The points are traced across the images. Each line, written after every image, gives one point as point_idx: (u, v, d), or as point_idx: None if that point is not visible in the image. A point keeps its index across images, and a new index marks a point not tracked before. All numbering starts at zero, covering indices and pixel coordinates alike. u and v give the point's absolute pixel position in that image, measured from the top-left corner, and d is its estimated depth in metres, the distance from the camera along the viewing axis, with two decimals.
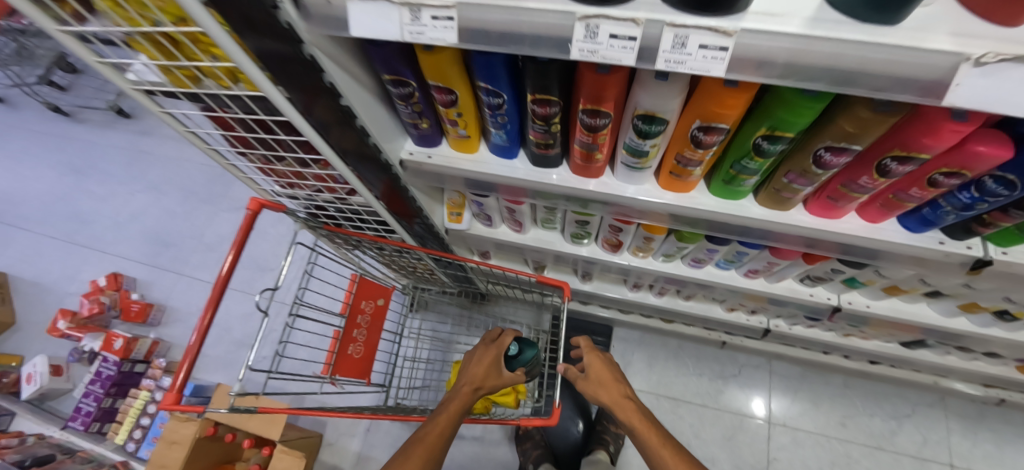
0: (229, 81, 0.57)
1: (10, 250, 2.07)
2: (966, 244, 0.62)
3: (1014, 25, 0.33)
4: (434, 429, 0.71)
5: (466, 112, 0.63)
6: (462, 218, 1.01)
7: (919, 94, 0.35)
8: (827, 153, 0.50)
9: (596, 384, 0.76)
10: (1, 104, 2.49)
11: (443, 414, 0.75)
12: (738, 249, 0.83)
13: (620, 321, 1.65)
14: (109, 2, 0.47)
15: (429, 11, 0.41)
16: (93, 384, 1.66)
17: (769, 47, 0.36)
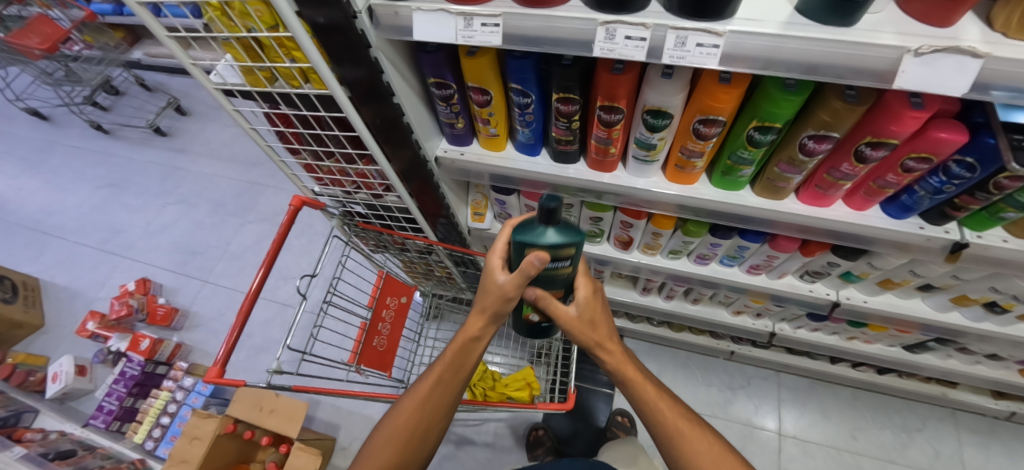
0: (301, 81, 0.68)
1: (45, 256, 2.18)
2: (944, 229, 0.69)
3: (946, 25, 0.44)
4: (427, 383, 0.73)
5: (498, 112, 0.73)
6: (484, 218, 1.10)
7: (875, 80, 0.45)
8: (810, 141, 0.59)
9: (585, 327, 0.69)
10: (47, 122, 2.67)
11: (439, 366, 0.74)
12: (739, 244, 0.91)
13: (629, 330, 1.69)
14: (218, 12, 0.58)
15: (480, 19, 0.51)
16: (117, 384, 1.72)
17: (753, 45, 0.46)
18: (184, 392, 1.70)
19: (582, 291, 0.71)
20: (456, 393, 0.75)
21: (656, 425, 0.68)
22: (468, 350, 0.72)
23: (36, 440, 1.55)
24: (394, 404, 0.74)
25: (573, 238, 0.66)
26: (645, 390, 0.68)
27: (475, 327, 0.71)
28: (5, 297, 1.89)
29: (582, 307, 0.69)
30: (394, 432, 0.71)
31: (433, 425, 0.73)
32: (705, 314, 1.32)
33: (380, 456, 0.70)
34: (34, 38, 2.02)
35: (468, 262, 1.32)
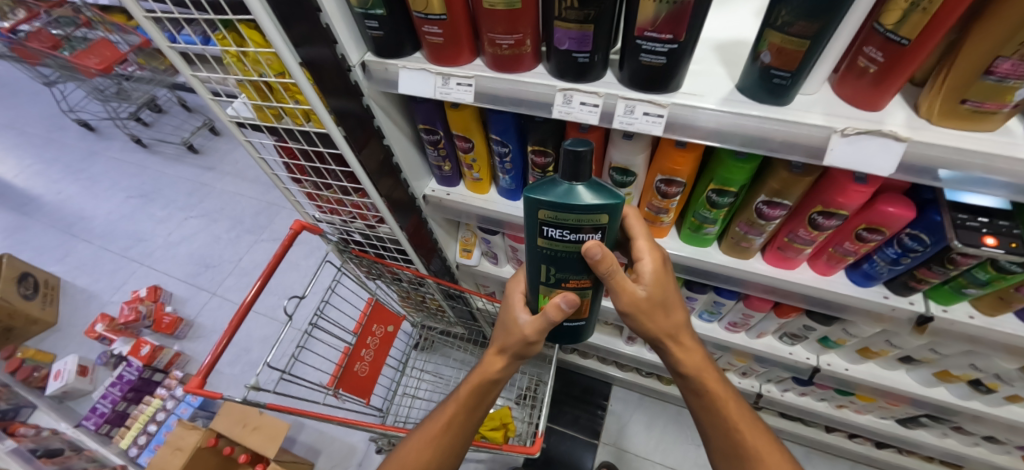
0: (303, 120, 0.75)
1: (70, 259, 2.30)
2: (909, 300, 0.70)
3: (872, 109, 0.48)
4: (441, 418, 0.76)
5: (480, 158, 0.78)
6: (471, 254, 1.14)
7: (806, 155, 0.48)
8: (765, 206, 0.62)
9: (656, 311, 0.61)
10: (95, 134, 2.89)
11: (454, 402, 0.76)
12: (715, 299, 0.92)
13: (620, 379, 1.63)
14: (235, 58, 0.67)
15: (456, 79, 0.57)
16: (114, 387, 1.78)
17: (694, 118, 0.50)
18: (175, 401, 1.74)
19: (648, 264, 0.61)
20: (468, 435, 0.77)
21: (729, 441, 0.66)
22: (486, 391, 0.74)
23: (28, 436, 1.58)
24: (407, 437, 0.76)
25: (610, 200, 0.57)
26: (725, 404, 0.66)
27: (494, 367, 0.73)
28: (26, 293, 2.00)
29: (648, 288, 0.60)
30: (406, 461, 0.73)
31: (448, 457, 0.75)
32: None
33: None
34: (94, 59, 2.23)
35: (459, 297, 1.35)
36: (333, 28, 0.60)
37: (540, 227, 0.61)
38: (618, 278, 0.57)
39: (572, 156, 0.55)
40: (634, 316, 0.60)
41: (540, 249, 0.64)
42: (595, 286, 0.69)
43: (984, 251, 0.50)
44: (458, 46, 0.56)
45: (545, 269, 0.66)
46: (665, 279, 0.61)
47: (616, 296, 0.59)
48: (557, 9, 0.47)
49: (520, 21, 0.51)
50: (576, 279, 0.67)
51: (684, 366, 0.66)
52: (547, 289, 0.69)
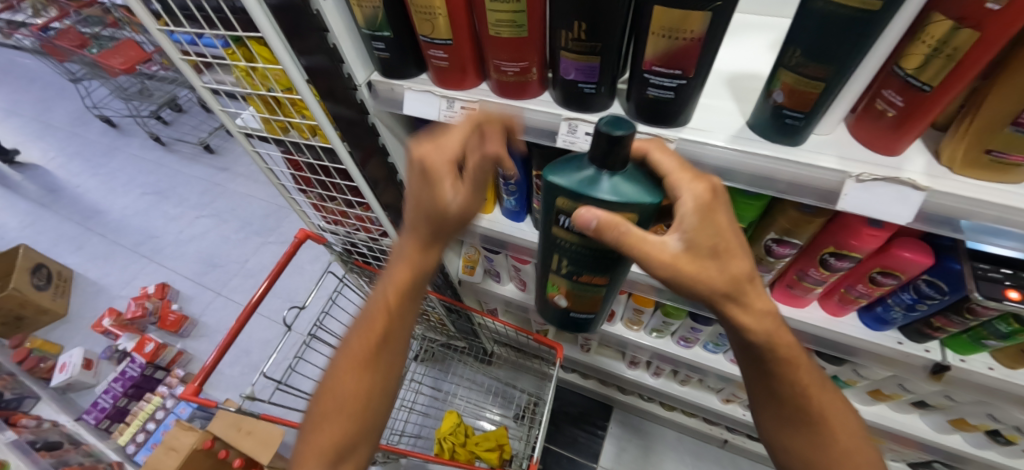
0: (309, 134, 0.76)
1: (83, 251, 2.33)
2: (924, 347, 0.67)
3: (890, 153, 0.45)
4: (365, 332, 0.62)
5: (485, 179, 0.77)
6: (474, 271, 1.12)
7: (819, 199, 0.47)
8: (774, 244, 0.60)
9: (706, 263, 0.44)
10: (116, 130, 2.95)
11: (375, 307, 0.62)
12: (721, 332, 0.89)
13: (620, 402, 1.59)
14: (244, 73, 0.68)
15: (461, 103, 0.57)
16: (115, 382, 1.79)
17: (701, 153, 0.49)
18: (174, 400, 1.75)
19: (686, 203, 0.44)
20: (401, 347, 0.64)
21: (789, 406, 0.60)
22: (415, 284, 0.60)
23: (29, 427, 1.58)
24: (335, 361, 0.63)
25: (644, 198, 0.46)
26: (799, 372, 0.57)
27: (415, 263, 0.58)
28: (39, 284, 2.04)
29: (688, 237, 0.43)
30: (337, 389, 0.62)
31: (388, 373, 0.64)
32: (694, 397, 1.27)
33: (344, 409, 0.61)
34: (118, 58, 2.29)
35: (459, 312, 1.34)
36: (339, 47, 0.59)
37: (555, 215, 0.52)
38: (632, 239, 0.43)
39: (606, 143, 0.44)
40: (678, 266, 0.43)
41: (553, 238, 0.56)
42: (609, 286, 0.60)
43: (1006, 304, 0.48)
44: (464, 70, 0.55)
45: (557, 260, 0.59)
46: (712, 220, 0.44)
47: (641, 263, 0.44)
48: (563, 40, 0.46)
49: (526, 49, 0.50)
50: (589, 275, 0.58)
51: (756, 334, 0.51)
52: (557, 278, 0.62)
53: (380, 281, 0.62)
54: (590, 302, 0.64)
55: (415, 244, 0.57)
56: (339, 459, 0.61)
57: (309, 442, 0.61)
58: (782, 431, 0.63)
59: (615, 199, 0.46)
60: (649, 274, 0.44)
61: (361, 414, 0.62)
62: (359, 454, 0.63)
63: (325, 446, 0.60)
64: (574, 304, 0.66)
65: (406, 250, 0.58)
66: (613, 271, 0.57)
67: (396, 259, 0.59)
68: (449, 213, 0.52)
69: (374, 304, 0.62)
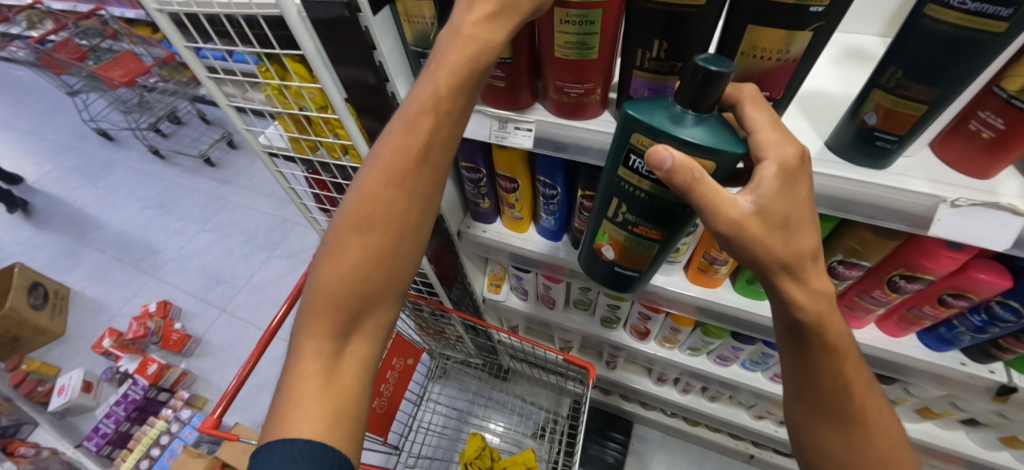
0: (340, 153, 0.73)
1: (81, 269, 2.27)
2: (988, 368, 0.64)
3: (983, 177, 0.43)
4: (373, 188, 0.45)
5: (524, 199, 0.75)
6: (500, 289, 1.10)
7: (908, 224, 0.45)
8: (840, 266, 0.58)
9: (772, 234, 0.37)
10: (113, 143, 2.90)
11: (386, 156, 0.46)
12: (763, 351, 0.87)
13: (642, 418, 1.55)
14: (276, 92, 0.65)
15: (514, 123, 0.55)
16: (117, 406, 1.73)
17: None
18: (179, 424, 1.69)
19: (770, 167, 0.37)
20: (423, 215, 0.48)
21: (826, 394, 0.47)
22: (444, 121, 0.45)
23: (28, 456, 1.50)
24: (356, 177, 0.47)
25: (727, 146, 0.39)
26: (841, 361, 0.45)
27: (483, 35, 0.42)
28: (36, 303, 1.97)
29: (763, 201, 0.37)
30: (342, 267, 0.45)
31: (426, 204, 0.48)
32: (724, 413, 1.23)
33: (371, 238, 0.46)
34: (118, 71, 2.24)
35: (480, 330, 1.32)
36: (385, 65, 0.56)
37: (626, 153, 0.46)
38: (705, 190, 0.37)
39: (700, 81, 0.37)
40: (744, 230, 0.37)
41: (619, 182, 0.49)
42: (665, 244, 0.53)
43: None
44: (519, 91, 0.52)
45: (616, 204, 0.52)
46: (793, 190, 0.37)
47: (706, 221, 0.38)
48: (639, 59, 0.44)
49: (590, 69, 0.47)
50: (647, 227, 0.51)
51: (805, 312, 0.41)
52: (611, 226, 0.56)
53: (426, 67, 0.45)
54: (641, 261, 0.57)
55: (484, 9, 0.42)
56: (361, 306, 0.46)
57: (322, 279, 0.45)
58: (814, 423, 0.49)
59: (697, 141, 0.40)
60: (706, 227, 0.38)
61: (391, 250, 0.46)
62: (381, 313, 0.48)
63: (344, 286, 0.45)
64: (623, 259, 0.59)
65: (474, 12, 0.42)
66: (675, 226, 0.50)
67: (452, 33, 0.43)
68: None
69: (415, 100, 0.45)
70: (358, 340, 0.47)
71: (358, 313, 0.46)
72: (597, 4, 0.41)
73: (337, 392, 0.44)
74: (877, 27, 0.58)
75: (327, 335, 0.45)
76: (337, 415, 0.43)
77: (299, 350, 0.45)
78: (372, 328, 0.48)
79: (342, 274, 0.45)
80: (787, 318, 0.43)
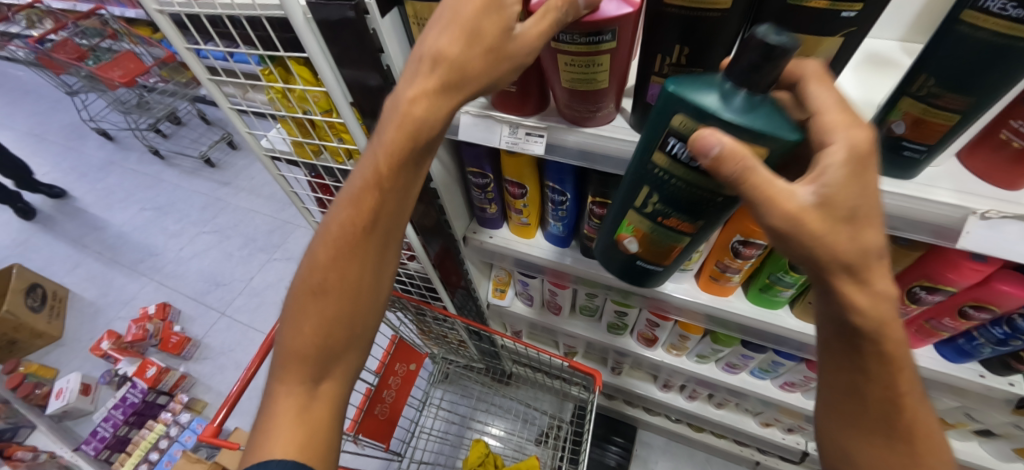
0: (344, 158, 0.71)
1: (79, 271, 2.25)
2: (1007, 380, 0.62)
3: (1013, 188, 0.41)
4: (325, 257, 0.48)
5: (531, 205, 0.73)
6: (505, 295, 1.08)
7: (934, 235, 0.43)
8: None
9: (840, 227, 0.34)
10: (113, 144, 2.88)
11: (336, 229, 0.48)
12: (773, 359, 0.85)
13: (646, 423, 1.53)
14: (280, 95, 0.63)
15: (525, 128, 0.54)
16: (115, 410, 1.70)
17: None
18: (179, 428, 1.67)
19: (837, 153, 0.33)
20: (378, 274, 0.50)
21: (870, 404, 0.43)
22: (389, 192, 0.46)
23: (25, 461, 1.48)
24: (312, 245, 0.49)
25: (783, 131, 0.35)
26: (890, 368, 0.40)
27: (419, 112, 0.42)
28: (34, 305, 1.95)
29: (826, 191, 0.33)
30: (302, 329, 0.48)
31: (378, 266, 0.50)
32: (731, 420, 1.22)
33: (330, 301, 0.48)
34: (117, 71, 2.22)
35: (483, 335, 1.30)
36: (393, 68, 0.54)
37: (663, 138, 0.41)
38: (760, 180, 0.33)
39: (759, 54, 0.34)
40: (802, 226, 0.33)
41: (651, 170, 0.45)
42: (697, 236, 0.49)
43: None
44: (528, 97, 0.52)
45: (646, 194, 0.47)
46: (862, 179, 0.34)
47: (762, 214, 0.34)
48: (658, 64, 0.42)
49: (600, 96, 0.46)
50: (679, 219, 0.47)
51: (866, 319, 0.37)
52: (637, 216, 0.51)
53: (369, 145, 0.46)
54: (667, 253, 0.53)
55: (426, 86, 0.42)
56: (327, 358, 0.48)
57: (289, 338, 0.48)
58: (846, 432, 0.45)
59: (751, 120, 0.35)
60: (760, 220, 0.34)
61: (349, 309, 0.48)
62: (350, 359, 0.50)
63: (308, 344, 0.47)
64: (646, 252, 0.55)
65: (406, 94, 0.42)
66: (710, 219, 0.46)
67: (393, 108, 0.43)
68: (505, 43, 0.40)
69: (360, 177, 0.46)
70: (331, 384, 0.49)
71: (326, 363, 0.48)
72: (604, 49, 0.41)
73: (309, 431, 0.46)
74: (897, 32, 0.56)
75: (297, 382, 0.47)
76: (306, 449, 0.45)
77: (274, 393, 0.47)
78: (343, 371, 0.50)
79: (306, 334, 0.48)
80: (840, 321, 0.39)
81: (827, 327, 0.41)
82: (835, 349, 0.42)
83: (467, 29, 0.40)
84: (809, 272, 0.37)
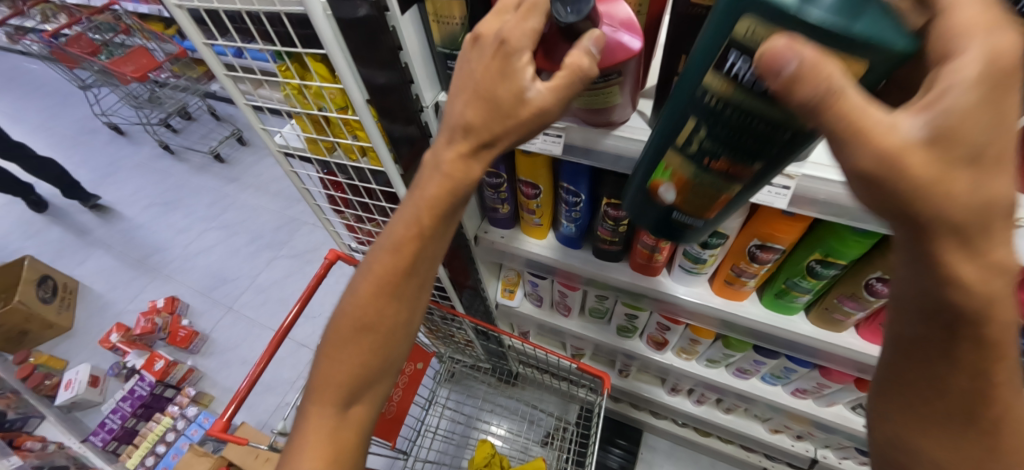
0: (358, 155, 0.72)
1: (89, 264, 2.27)
2: None
3: None
4: (363, 297, 0.48)
5: (545, 205, 0.73)
6: (514, 295, 1.08)
7: None
8: (878, 283, 0.55)
9: (956, 172, 0.23)
10: (124, 138, 2.90)
11: (375, 271, 0.48)
12: (786, 365, 0.84)
13: (652, 426, 1.52)
14: (296, 91, 0.63)
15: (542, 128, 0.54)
16: (123, 402, 1.71)
17: (829, 192, 0.44)
18: (185, 421, 1.69)
19: (969, 68, 0.23)
20: (412, 313, 0.50)
21: (950, 394, 0.34)
22: (431, 241, 0.46)
23: (34, 450, 1.49)
24: (352, 282, 0.49)
25: (891, 38, 0.25)
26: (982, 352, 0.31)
27: (459, 173, 0.41)
28: (45, 297, 1.97)
29: (945, 119, 0.23)
30: (338, 363, 0.49)
31: (415, 305, 0.50)
32: (739, 425, 1.21)
33: (366, 339, 0.48)
34: (129, 66, 2.24)
35: (490, 334, 1.30)
36: (411, 67, 0.55)
37: (723, 52, 0.31)
38: (848, 103, 0.23)
39: None
40: (901, 168, 0.23)
41: (702, 96, 0.34)
42: (751, 183, 0.39)
43: None
44: None
45: (692, 129, 0.37)
46: (998, 106, 0.23)
47: (851, 152, 0.24)
48: (682, 65, 0.42)
49: (611, 110, 0.46)
50: (733, 162, 0.37)
51: (968, 298, 0.27)
52: (676, 159, 0.41)
53: (411, 192, 0.46)
54: (711, 204, 0.43)
55: (458, 150, 0.41)
56: (359, 391, 0.49)
57: (323, 368, 0.49)
58: (908, 418, 0.37)
59: (851, 23, 0.25)
60: (843, 156, 0.24)
61: (383, 346, 0.49)
62: (379, 389, 0.51)
63: (342, 377, 0.48)
64: (686, 202, 0.44)
65: (445, 157, 0.42)
66: (772, 160, 0.35)
67: (433, 167, 0.42)
68: (520, 109, 0.37)
69: (401, 223, 0.46)
70: (360, 413, 0.50)
71: (356, 394, 0.49)
72: (611, 83, 0.42)
73: (335, 458, 0.48)
74: None
75: (327, 412, 0.48)
76: None
77: (306, 415, 0.48)
78: (372, 400, 0.51)
79: (341, 368, 0.48)
80: (926, 295, 0.29)
81: (906, 297, 0.31)
82: (917, 325, 0.32)
83: (483, 97, 0.38)
84: (906, 231, 0.26)
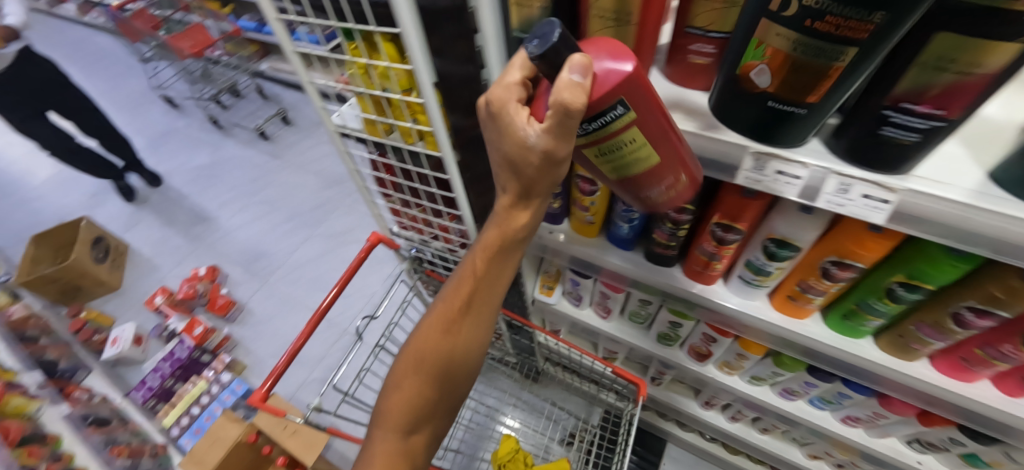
0: (415, 138, 0.71)
1: (139, 228, 2.39)
2: None
3: None
4: (429, 333, 0.58)
5: (600, 202, 0.71)
6: (552, 292, 1.06)
7: None
8: (969, 313, 0.51)
9: None
10: (177, 111, 3.03)
11: (438, 311, 0.59)
12: (840, 390, 0.79)
13: (678, 438, 1.48)
14: (361, 70, 0.63)
15: None
16: (164, 362, 1.83)
17: (941, 209, 0.40)
18: (219, 386, 1.75)
19: None
20: (471, 349, 0.60)
21: None
22: (484, 285, 0.57)
23: (81, 400, 1.56)
24: (421, 321, 0.60)
25: None
26: None
27: (511, 227, 0.51)
28: (98, 256, 2.08)
29: None
30: (405, 390, 0.58)
31: (471, 342, 0.59)
32: (775, 447, 1.16)
33: (430, 369, 0.58)
34: (187, 42, 2.33)
35: (522, 329, 1.29)
36: (485, 50, 0.55)
37: None
38: None
39: None
40: None
41: None
42: (868, 51, 0.32)
43: None
44: None
45: None
46: None
47: None
48: None
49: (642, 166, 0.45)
50: (849, 17, 0.31)
51: None
52: (772, 30, 0.35)
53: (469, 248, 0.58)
54: (817, 84, 0.36)
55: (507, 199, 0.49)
56: (421, 416, 0.58)
57: (392, 396, 0.58)
58: None
59: None
60: None
61: (444, 376, 0.58)
62: (438, 416, 0.60)
63: (406, 404, 0.57)
64: (783, 88, 0.38)
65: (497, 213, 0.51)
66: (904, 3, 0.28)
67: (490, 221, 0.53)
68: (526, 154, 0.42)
69: (461, 272, 0.57)
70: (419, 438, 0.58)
71: (418, 420, 0.58)
72: (625, 121, 0.40)
73: None
74: None
75: (392, 435, 0.57)
76: None
77: (375, 439, 0.57)
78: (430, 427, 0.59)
79: (407, 395, 0.57)
80: None
81: None
82: None
83: (506, 159, 0.45)
84: None
